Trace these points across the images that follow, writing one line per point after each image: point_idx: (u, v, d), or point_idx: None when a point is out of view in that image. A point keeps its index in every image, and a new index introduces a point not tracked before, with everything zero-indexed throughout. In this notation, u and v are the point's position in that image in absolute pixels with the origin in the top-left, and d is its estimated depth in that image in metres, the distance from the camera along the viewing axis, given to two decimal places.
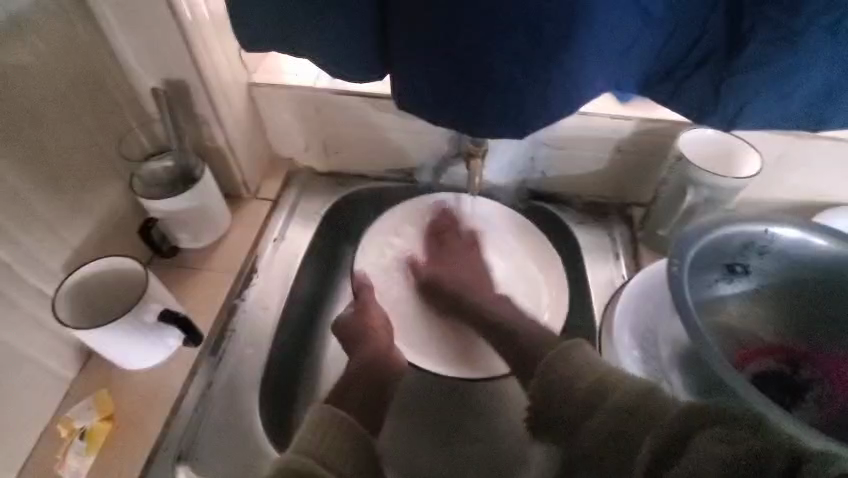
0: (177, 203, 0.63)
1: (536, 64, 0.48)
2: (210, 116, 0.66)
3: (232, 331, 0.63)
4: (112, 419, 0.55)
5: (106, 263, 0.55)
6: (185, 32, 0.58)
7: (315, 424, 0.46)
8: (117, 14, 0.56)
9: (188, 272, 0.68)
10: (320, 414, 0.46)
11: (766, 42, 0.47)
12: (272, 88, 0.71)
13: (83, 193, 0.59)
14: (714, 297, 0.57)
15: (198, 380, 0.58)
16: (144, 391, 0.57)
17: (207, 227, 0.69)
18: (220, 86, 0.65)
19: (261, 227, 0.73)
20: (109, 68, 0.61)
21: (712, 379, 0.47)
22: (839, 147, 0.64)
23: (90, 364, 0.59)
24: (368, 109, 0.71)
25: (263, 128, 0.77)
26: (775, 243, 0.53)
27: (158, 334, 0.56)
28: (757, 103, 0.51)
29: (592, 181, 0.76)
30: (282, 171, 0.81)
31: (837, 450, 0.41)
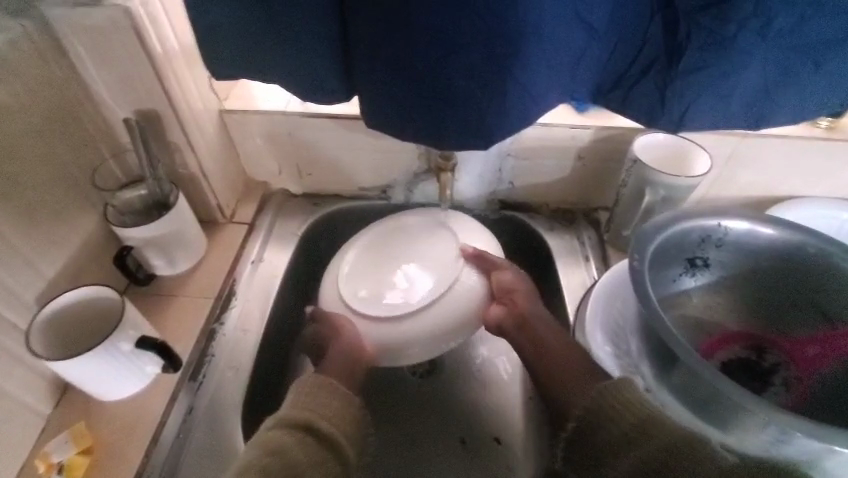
0: (153, 229, 0.64)
1: (492, 79, 0.51)
2: (183, 143, 0.67)
3: (212, 356, 0.63)
4: (91, 452, 0.54)
5: (81, 294, 0.55)
6: (155, 64, 0.59)
7: (313, 388, 0.50)
8: (89, 49, 0.58)
9: (165, 299, 0.68)
10: (312, 377, 0.51)
11: (701, 48, 0.51)
12: (243, 113, 0.73)
13: (58, 225, 0.59)
14: (679, 291, 0.60)
15: (179, 405, 0.58)
16: (125, 420, 0.56)
17: (183, 253, 0.69)
18: (191, 113, 0.66)
19: (239, 250, 0.74)
20: (81, 101, 0.62)
21: (676, 367, 0.50)
22: (778, 143, 0.70)
23: (68, 397, 0.58)
24: (338, 129, 0.73)
25: (236, 154, 0.78)
26: (729, 235, 0.57)
27: (136, 362, 0.56)
28: (699, 105, 0.55)
29: (559, 187, 0.79)
30: (257, 195, 0.82)
31: (797, 426, 0.43)
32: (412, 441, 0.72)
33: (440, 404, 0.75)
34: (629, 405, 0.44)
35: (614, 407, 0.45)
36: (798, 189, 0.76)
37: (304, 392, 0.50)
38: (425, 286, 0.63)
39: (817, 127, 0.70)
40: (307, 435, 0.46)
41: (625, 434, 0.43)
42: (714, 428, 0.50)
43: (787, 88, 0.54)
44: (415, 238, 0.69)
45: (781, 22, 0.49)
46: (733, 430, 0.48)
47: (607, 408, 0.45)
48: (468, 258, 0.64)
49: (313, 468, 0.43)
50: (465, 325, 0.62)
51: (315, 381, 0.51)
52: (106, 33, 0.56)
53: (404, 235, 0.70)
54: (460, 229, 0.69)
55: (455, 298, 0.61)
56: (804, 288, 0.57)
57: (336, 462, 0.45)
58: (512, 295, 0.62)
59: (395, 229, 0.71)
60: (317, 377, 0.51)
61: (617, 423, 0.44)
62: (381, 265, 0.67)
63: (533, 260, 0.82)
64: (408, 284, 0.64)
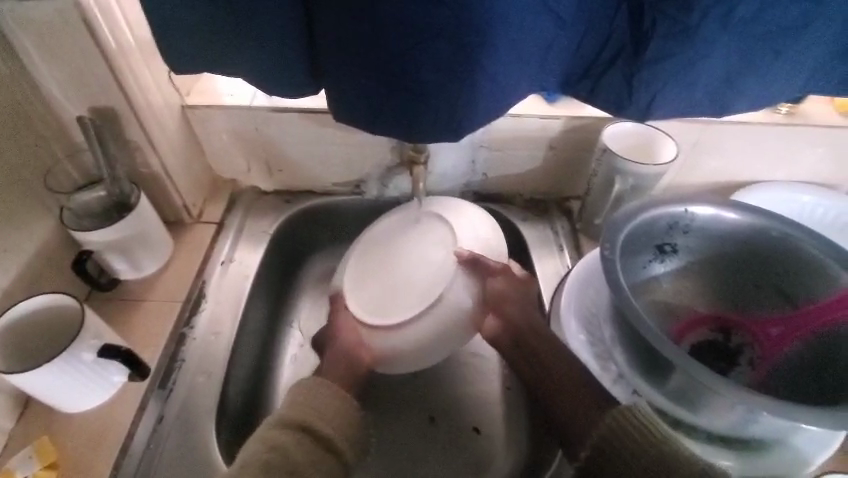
0: (114, 233, 0.61)
1: (461, 70, 0.50)
2: (143, 141, 0.65)
3: (182, 361, 0.61)
4: (56, 467, 0.52)
5: (36, 303, 0.52)
6: (109, 59, 0.56)
7: (309, 389, 0.50)
8: (35, 44, 0.54)
9: (131, 304, 0.66)
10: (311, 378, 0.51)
11: (665, 37, 0.52)
12: (207, 109, 0.70)
13: (9, 231, 0.56)
14: (649, 277, 0.61)
15: (149, 414, 0.56)
16: (92, 432, 0.54)
17: (148, 256, 0.67)
18: (151, 110, 0.63)
19: (208, 250, 0.72)
20: (30, 99, 0.58)
21: (646, 351, 0.51)
22: (741, 130, 0.71)
23: (30, 411, 0.56)
24: (307, 123, 0.71)
25: (202, 151, 0.76)
26: (695, 221, 0.58)
27: (100, 371, 0.53)
28: (665, 94, 0.56)
29: (533, 178, 0.79)
30: (225, 193, 0.80)
31: (760, 403, 0.45)
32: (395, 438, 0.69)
33: (422, 399, 0.73)
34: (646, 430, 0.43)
35: (626, 437, 0.43)
36: (760, 173, 0.78)
37: (298, 393, 0.50)
38: (424, 287, 0.62)
39: (777, 113, 0.72)
40: (302, 437, 0.46)
41: (645, 469, 0.42)
42: (685, 409, 0.51)
43: (749, 75, 0.55)
44: (409, 235, 0.68)
45: (742, 11, 0.50)
46: (702, 411, 0.50)
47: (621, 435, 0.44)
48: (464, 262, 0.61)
49: (312, 466, 0.44)
50: (456, 334, 0.61)
51: (311, 383, 0.50)
52: (53, 26, 0.53)
53: (399, 232, 0.69)
54: (452, 227, 0.65)
55: (450, 303, 0.60)
56: (765, 269, 0.59)
57: (334, 465, 0.46)
58: (506, 304, 0.61)
59: (391, 226, 0.70)
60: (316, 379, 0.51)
61: (635, 457, 0.42)
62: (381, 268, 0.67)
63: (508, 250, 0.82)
64: (407, 285, 0.64)
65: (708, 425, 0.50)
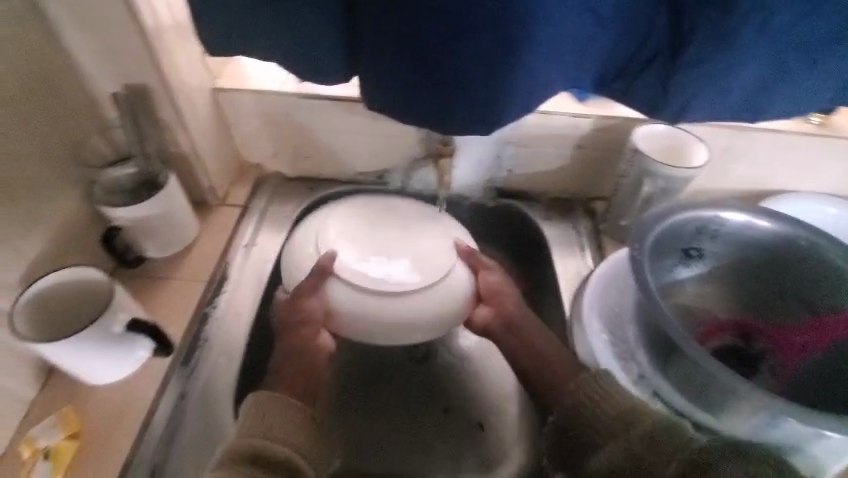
0: (142, 210, 0.62)
1: (499, 62, 0.50)
2: (174, 121, 0.65)
3: (204, 340, 0.61)
4: (78, 437, 0.52)
5: (65, 275, 0.53)
6: (146, 38, 0.57)
7: (259, 409, 0.46)
8: (74, 17, 0.55)
9: (155, 282, 0.66)
10: (258, 397, 0.48)
11: (704, 41, 0.51)
12: (237, 92, 0.70)
13: (40, 202, 0.57)
14: (673, 281, 0.61)
15: (171, 391, 0.56)
16: (114, 405, 0.55)
17: (173, 235, 0.67)
18: (184, 90, 0.64)
19: (232, 233, 0.72)
20: (65, 73, 0.59)
21: (673, 353, 0.51)
22: (773, 138, 0.71)
23: (54, 381, 0.56)
24: (336, 111, 0.71)
25: (230, 134, 0.76)
26: (724, 226, 0.57)
27: (126, 347, 0.54)
28: (700, 98, 0.55)
29: (557, 176, 0.79)
30: (250, 177, 0.80)
31: (785, 409, 0.45)
32: (403, 426, 0.71)
33: (435, 392, 0.73)
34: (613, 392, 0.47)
35: (594, 397, 0.47)
36: (789, 183, 0.78)
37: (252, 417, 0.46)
38: (427, 269, 0.62)
39: (809, 123, 0.71)
40: (254, 469, 0.42)
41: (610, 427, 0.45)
42: (706, 413, 0.51)
43: (784, 83, 0.54)
44: (407, 219, 0.67)
45: (781, 18, 0.49)
46: (724, 414, 0.50)
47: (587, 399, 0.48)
48: (461, 253, 0.65)
49: None
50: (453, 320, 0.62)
51: (261, 402, 0.47)
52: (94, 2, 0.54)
53: (395, 214, 0.68)
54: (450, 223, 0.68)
55: (450, 289, 0.62)
56: (791, 278, 0.58)
57: None
58: (499, 298, 0.64)
59: (384, 205, 0.69)
60: (265, 397, 0.48)
61: (601, 412, 0.46)
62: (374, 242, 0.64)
63: (529, 249, 0.81)
64: (405, 263, 0.62)
65: (729, 429, 0.50)
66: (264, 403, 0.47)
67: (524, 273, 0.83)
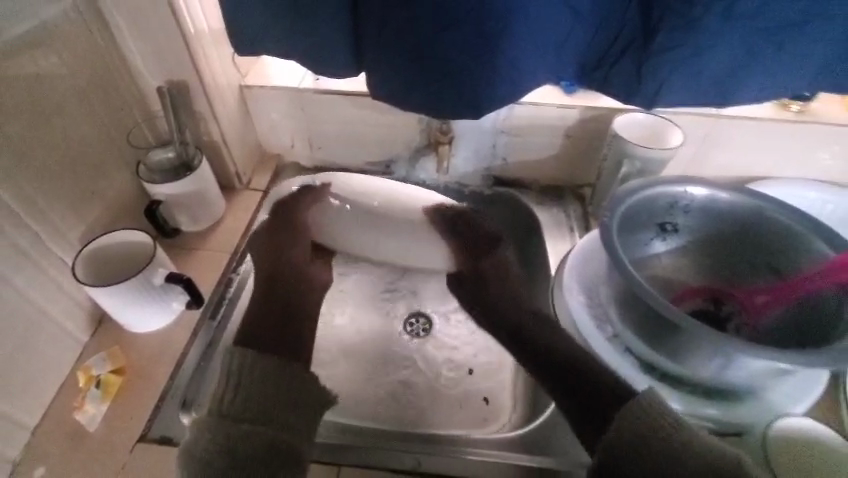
0: (179, 187, 0.72)
1: (483, 51, 0.57)
2: (207, 112, 0.75)
3: (229, 299, 0.70)
4: (123, 373, 0.62)
5: (118, 236, 0.63)
6: (186, 40, 0.67)
7: (232, 373, 0.52)
8: (127, 23, 0.66)
9: (188, 252, 0.76)
10: (233, 363, 0.52)
11: (672, 29, 0.56)
12: (261, 89, 0.80)
13: (97, 178, 0.67)
14: (648, 252, 0.67)
15: (201, 339, 0.65)
16: (153, 348, 0.64)
17: (204, 211, 0.77)
18: (216, 85, 0.74)
19: (254, 212, 0.82)
20: (119, 70, 0.69)
21: (636, 305, 0.56)
22: (749, 125, 0.75)
23: (103, 328, 0.66)
24: (347, 104, 0.80)
25: (254, 126, 0.86)
26: (694, 201, 0.63)
27: (163, 298, 0.63)
28: (671, 83, 0.60)
29: (548, 164, 0.86)
30: (271, 167, 0.90)
31: (728, 349, 0.50)
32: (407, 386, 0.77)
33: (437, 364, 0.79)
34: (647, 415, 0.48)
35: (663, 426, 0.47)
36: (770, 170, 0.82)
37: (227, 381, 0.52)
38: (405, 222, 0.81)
39: (788, 110, 0.75)
40: (240, 433, 0.48)
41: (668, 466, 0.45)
42: (669, 361, 0.56)
43: (753, 68, 0.59)
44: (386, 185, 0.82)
45: (743, 7, 0.54)
46: (684, 361, 0.55)
47: (640, 425, 0.47)
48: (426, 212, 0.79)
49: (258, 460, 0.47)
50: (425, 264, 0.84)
51: (231, 367, 0.52)
52: (145, 9, 0.64)
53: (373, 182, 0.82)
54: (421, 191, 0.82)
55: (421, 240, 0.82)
56: (759, 248, 0.63)
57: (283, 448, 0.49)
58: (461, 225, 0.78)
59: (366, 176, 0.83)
60: (239, 364, 0.52)
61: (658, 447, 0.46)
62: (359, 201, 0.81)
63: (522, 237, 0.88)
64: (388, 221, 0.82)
65: (690, 375, 0.55)
66: (238, 371, 0.52)
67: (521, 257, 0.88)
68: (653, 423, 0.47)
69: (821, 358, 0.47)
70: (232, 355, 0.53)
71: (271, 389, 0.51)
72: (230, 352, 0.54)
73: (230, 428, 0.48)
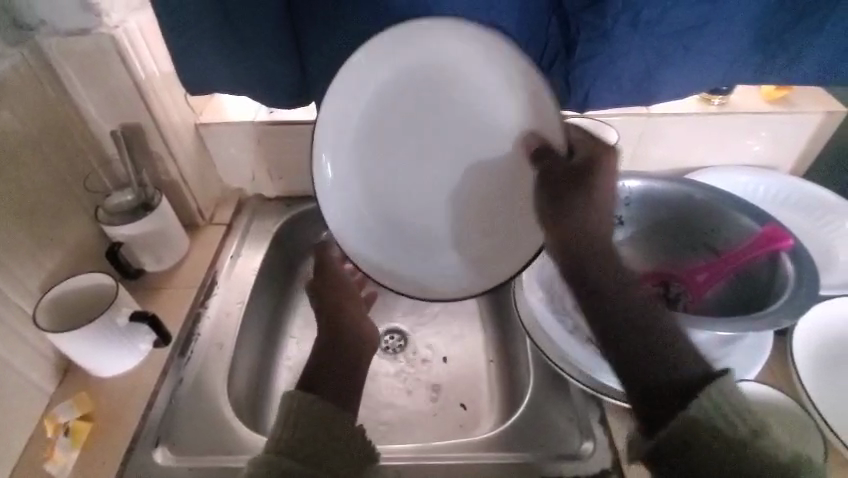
0: (140, 227, 0.73)
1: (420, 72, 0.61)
2: (164, 152, 0.77)
3: (198, 334, 0.70)
4: (93, 419, 0.61)
5: (80, 279, 0.64)
6: (138, 84, 0.69)
7: (287, 420, 0.47)
8: (78, 72, 0.67)
9: (153, 292, 0.76)
10: (289, 404, 0.47)
11: (589, 40, 0.62)
12: (216, 125, 0.83)
13: (56, 225, 0.68)
14: None
15: (171, 376, 0.65)
16: (122, 390, 0.64)
17: (168, 249, 0.77)
18: (171, 125, 0.76)
19: (218, 246, 0.83)
20: (73, 118, 0.71)
21: None
22: (681, 119, 0.81)
23: (69, 377, 0.66)
24: (299, 133, 0.83)
25: (213, 163, 0.88)
26: (632, 195, 0.68)
27: (130, 338, 0.64)
28: (596, 88, 0.66)
29: None
30: (232, 200, 0.91)
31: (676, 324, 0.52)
32: (387, 402, 0.78)
33: (414, 377, 0.81)
34: (724, 416, 0.40)
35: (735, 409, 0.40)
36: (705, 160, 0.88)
37: (285, 424, 0.46)
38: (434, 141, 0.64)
39: (710, 103, 0.81)
40: None
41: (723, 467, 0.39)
42: None
43: (667, 69, 0.64)
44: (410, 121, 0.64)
45: (648, 15, 0.59)
46: None
47: (712, 417, 0.39)
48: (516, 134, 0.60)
49: None
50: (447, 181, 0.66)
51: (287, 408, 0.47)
52: (94, 57, 0.66)
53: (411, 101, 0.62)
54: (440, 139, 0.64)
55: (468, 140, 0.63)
56: (695, 233, 0.68)
57: None
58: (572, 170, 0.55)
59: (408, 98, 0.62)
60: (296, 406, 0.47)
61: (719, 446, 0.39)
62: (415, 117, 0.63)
63: None
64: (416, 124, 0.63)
65: None
66: (296, 411, 0.47)
67: None
68: (728, 438, 0.39)
69: (763, 321, 0.51)
70: (288, 400, 0.48)
71: (329, 438, 0.46)
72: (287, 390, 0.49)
73: (285, 465, 0.43)
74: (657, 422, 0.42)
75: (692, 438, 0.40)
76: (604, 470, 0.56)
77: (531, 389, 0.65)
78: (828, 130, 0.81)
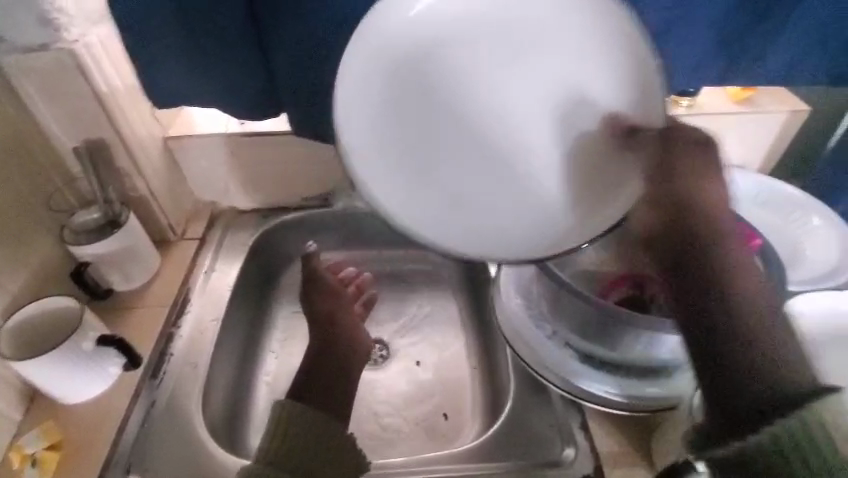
0: (107, 246, 0.70)
1: None
2: (131, 168, 0.74)
3: (170, 354, 0.69)
4: (61, 447, 0.59)
5: (44, 303, 0.62)
6: (101, 99, 0.67)
7: (279, 423, 0.52)
8: (36, 89, 0.65)
9: (123, 312, 0.73)
10: (280, 411, 0.53)
11: None
12: (186, 138, 0.81)
13: (17, 248, 0.65)
14: (573, 250, 0.71)
15: (143, 399, 0.64)
16: (91, 417, 0.62)
17: (138, 267, 0.75)
18: (138, 140, 0.74)
19: (191, 262, 0.81)
20: (33, 136, 0.68)
21: (561, 301, 0.58)
22: None
23: (35, 404, 0.63)
24: (272, 144, 0.82)
25: (184, 176, 0.86)
26: None
27: (98, 362, 0.61)
28: None
29: None
30: (205, 214, 0.89)
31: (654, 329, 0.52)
32: (369, 415, 0.76)
33: (396, 387, 0.80)
34: (835, 445, 0.32)
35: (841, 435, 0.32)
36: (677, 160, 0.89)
37: (276, 426, 0.52)
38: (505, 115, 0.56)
39: (680, 105, 0.82)
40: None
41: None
42: (605, 350, 0.58)
43: None
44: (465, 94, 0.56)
45: None
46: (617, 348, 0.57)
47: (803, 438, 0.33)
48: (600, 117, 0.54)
49: None
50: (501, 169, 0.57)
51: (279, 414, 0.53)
52: (53, 73, 0.64)
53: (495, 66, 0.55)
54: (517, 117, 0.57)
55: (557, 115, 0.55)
56: None
57: None
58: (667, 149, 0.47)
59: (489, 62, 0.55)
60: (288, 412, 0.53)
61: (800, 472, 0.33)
62: (489, 80, 0.55)
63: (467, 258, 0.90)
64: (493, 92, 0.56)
65: (620, 358, 0.57)
66: (286, 417, 0.53)
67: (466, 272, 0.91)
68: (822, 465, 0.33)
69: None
70: (279, 407, 0.54)
71: (321, 436, 0.53)
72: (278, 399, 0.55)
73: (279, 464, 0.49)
74: (725, 433, 0.38)
75: (788, 453, 0.33)
76: (585, 475, 0.56)
77: (512, 396, 0.65)
78: (793, 127, 0.83)
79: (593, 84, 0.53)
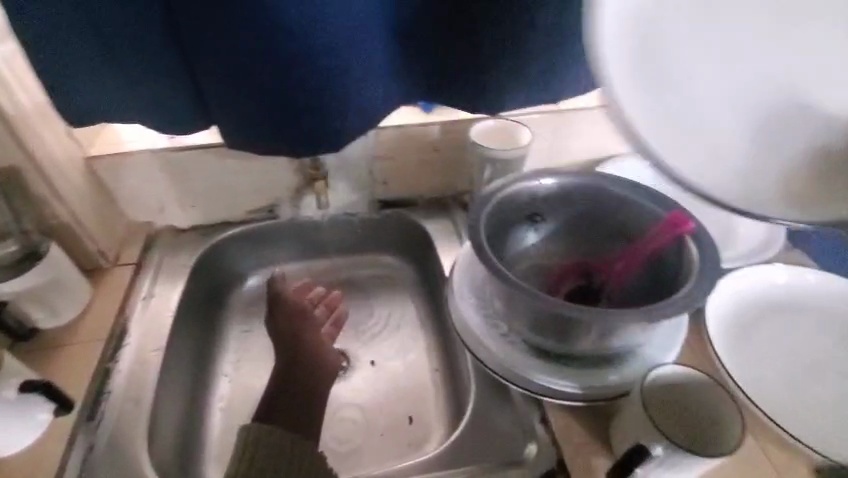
0: (28, 282, 0.64)
1: (322, 87, 0.57)
2: (49, 194, 0.68)
3: (109, 391, 0.64)
4: None
5: None
6: (6, 122, 0.61)
7: (245, 447, 0.56)
8: None
9: (53, 351, 0.68)
10: (246, 435, 0.57)
11: (493, 43, 0.62)
12: (111, 157, 0.75)
13: None
14: (524, 243, 0.71)
15: (80, 444, 0.59)
16: (21, 469, 0.56)
17: (67, 301, 0.69)
18: (54, 164, 0.68)
19: (127, 288, 0.76)
20: None
21: (512, 300, 0.58)
22: (591, 112, 0.83)
23: None
24: (207, 157, 0.78)
25: (112, 197, 0.80)
26: (550, 191, 0.68)
27: (25, 408, 0.57)
28: (506, 89, 0.66)
29: (426, 179, 0.88)
30: (140, 236, 0.83)
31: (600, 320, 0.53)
32: (333, 431, 0.74)
33: (359, 398, 0.78)
34: None
35: None
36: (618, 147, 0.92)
37: (242, 451, 0.56)
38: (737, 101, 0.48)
39: None
40: None
41: None
42: (559, 344, 0.59)
43: (570, 67, 0.65)
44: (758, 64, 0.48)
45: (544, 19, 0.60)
46: (569, 340, 0.57)
47: None
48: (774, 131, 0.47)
49: None
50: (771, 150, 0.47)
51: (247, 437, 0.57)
52: None
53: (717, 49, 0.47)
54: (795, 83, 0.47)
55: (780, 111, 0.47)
56: (614, 220, 0.69)
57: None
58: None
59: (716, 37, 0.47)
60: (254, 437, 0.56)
61: None
62: (726, 57, 0.47)
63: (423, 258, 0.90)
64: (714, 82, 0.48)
65: (574, 350, 0.58)
66: (251, 442, 0.56)
67: (422, 274, 0.90)
68: None
69: (673, 307, 0.53)
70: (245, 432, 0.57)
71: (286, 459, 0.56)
72: (244, 424, 0.58)
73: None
74: None
75: None
76: (547, 469, 0.57)
77: (474, 398, 0.64)
78: None
79: (825, 99, 0.46)
